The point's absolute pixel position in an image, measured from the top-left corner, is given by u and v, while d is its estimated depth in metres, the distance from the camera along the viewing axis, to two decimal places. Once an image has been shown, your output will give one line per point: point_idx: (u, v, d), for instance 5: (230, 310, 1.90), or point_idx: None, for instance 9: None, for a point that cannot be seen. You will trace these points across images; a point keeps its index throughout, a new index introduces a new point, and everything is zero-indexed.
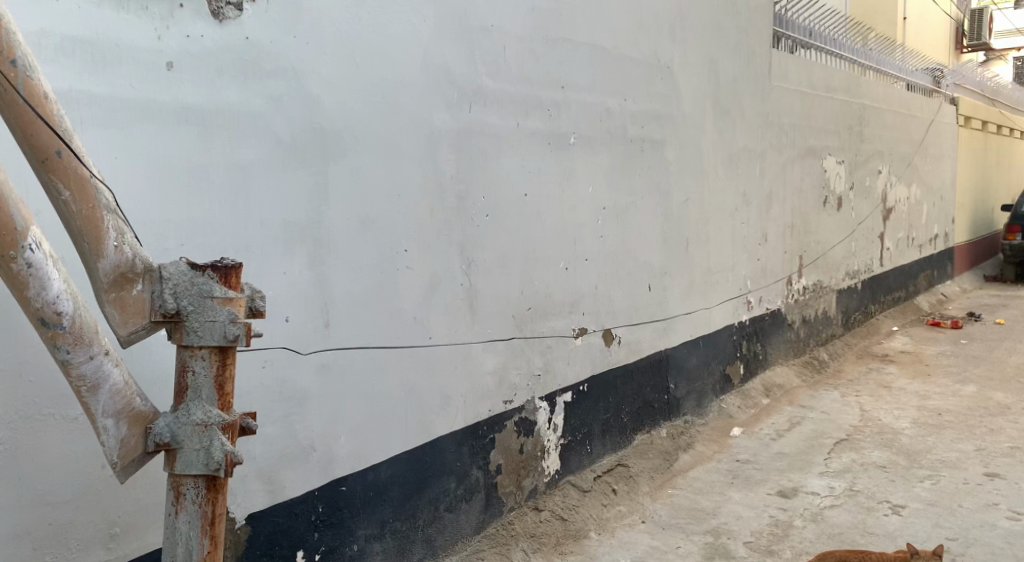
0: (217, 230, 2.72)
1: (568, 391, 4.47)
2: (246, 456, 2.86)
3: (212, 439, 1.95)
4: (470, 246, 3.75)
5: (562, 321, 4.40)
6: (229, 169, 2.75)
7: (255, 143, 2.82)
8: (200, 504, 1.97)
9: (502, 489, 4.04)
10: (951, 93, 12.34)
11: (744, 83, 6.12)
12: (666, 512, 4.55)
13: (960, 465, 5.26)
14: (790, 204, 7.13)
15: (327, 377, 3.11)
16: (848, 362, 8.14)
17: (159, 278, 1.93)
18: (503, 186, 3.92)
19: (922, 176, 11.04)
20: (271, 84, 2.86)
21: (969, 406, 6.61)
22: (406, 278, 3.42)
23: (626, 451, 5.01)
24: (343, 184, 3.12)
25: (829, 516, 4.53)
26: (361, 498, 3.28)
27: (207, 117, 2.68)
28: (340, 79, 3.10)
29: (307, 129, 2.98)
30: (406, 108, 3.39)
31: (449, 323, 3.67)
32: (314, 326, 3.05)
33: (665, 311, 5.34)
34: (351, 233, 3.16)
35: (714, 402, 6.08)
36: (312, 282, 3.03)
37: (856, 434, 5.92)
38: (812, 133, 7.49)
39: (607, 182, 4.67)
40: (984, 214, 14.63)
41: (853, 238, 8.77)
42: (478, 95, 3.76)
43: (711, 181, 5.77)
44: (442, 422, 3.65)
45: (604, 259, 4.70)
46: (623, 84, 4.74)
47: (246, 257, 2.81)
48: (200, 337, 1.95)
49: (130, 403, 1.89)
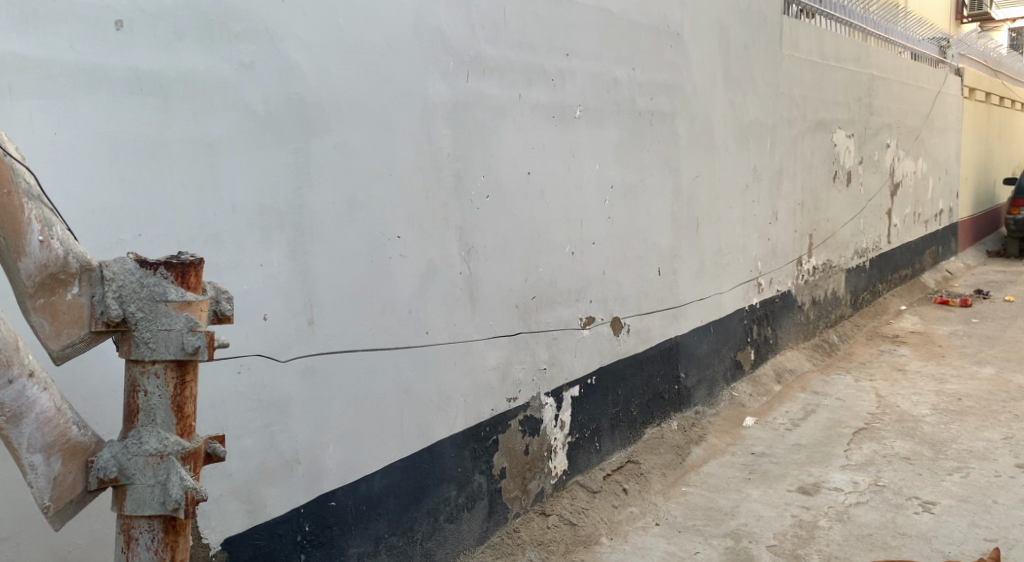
0: (182, 216, 2.37)
1: (575, 385, 4.14)
2: (221, 474, 2.52)
3: (169, 474, 1.61)
4: (469, 229, 3.40)
5: (568, 310, 4.06)
6: (194, 145, 2.39)
7: (223, 116, 2.45)
8: (157, 550, 1.64)
9: (507, 494, 3.72)
10: (957, 64, 11.95)
11: (754, 51, 5.75)
12: (681, 513, 4.24)
13: (989, 456, 4.96)
14: (801, 179, 6.78)
15: (312, 382, 2.76)
16: (858, 343, 7.83)
17: (100, 280, 1.59)
18: (504, 164, 3.57)
19: (928, 149, 10.69)
20: (241, 46, 2.49)
21: (990, 390, 6.30)
22: (399, 267, 3.08)
23: (635, 446, 4.69)
24: (326, 163, 2.76)
25: (856, 515, 4.22)
26: (353, 514, 2.95)
27: (165, 85, 2.31)
28: (322, 43, 2.74)
29: (284, 100, 2.62)
30: (396, 77, 3.02)
31: (448, 315, 3.33)
32: (296, 323, 2.70)
33: (675, 297, 5.00)
34: (337, 218, 2.81)
35: (725, 391, 5.76)
36: (292, 274, 2.68)
37: (875, 422, 5.61)
38: (822, 106, 7.13)
39: (615, 158, 4.32)
40: (987, 187, 14.31)
41: (861, 215, 8.44)
42: (476, 62, 3.40)
43: (722, 157, 5.41)
44: (442, 424, 3.32)
45: (612, 241, 4.36)
46: (631, 51, 4.37)
47: (216, 247, 2.46)
48: (152, 350, 1.62)
49: (64, 434, 1.55)
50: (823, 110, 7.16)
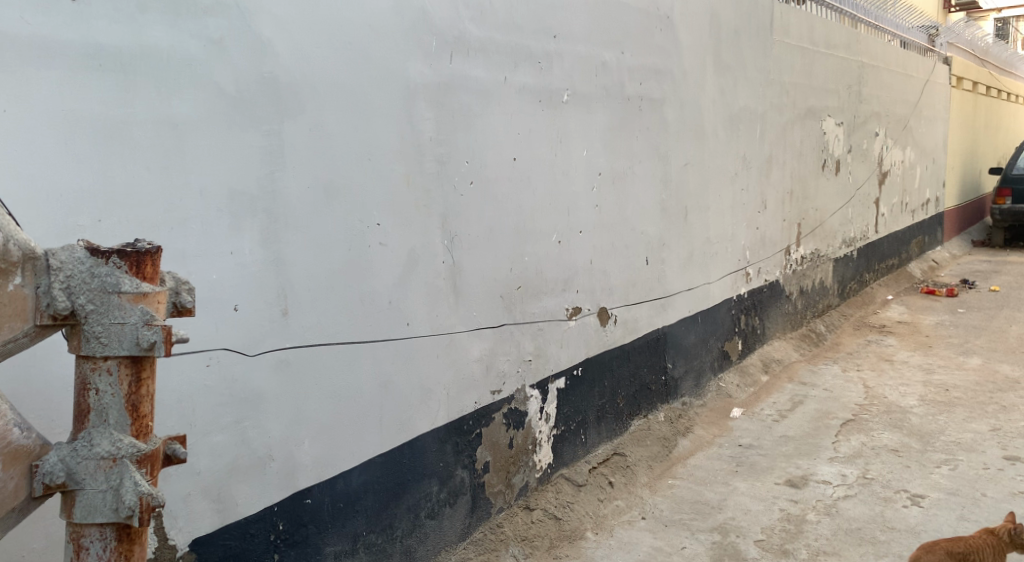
0: (147, 201, 2.24)
1: (561, 377, 4.04)
2: (190, 471, 2.40)
3: (122, 478, 1.50)
4: (452, 216, 3.28)
5: (554, 301, 3.95)
6: (159, 126, 2.26)
7: (191, 95, 2.33)
8: (109, 559, 1.53)
9: (491, 489, 3.62)
10: (946, 53, 11.87)
11: (745, 36, 5.64)
12: (668, 507, 4.15)
13: (977, 448, 4.89)
14: (790, 167, 6.68)
15: (285, 375, 2.65)
16: (845, 334, 7.76)
17: (46, 269, 1.47)
18: (489, 149, 3.46)
19: (916, 138, 10.63)
20: (210, 22, 2.36)
21: (977, 381, 6.24)
22: (379, 256, 2.96)
23: (622, 438, 4.60)
24: (302, 147, 2.64)
25: (844, 509, 4.14)
26: (330, 511, 2.84)
27: (127, 61, 2.18)
28: (297, 21, 2.61)
29: (256, 80, 2.49)
30: (376, 58, 2.90)
31: (430, 306, 3.22)
32: (270, 314, 2.59)
33: (663, 286, 4.91)
34: (313, 204, 2.69)
35: (712, 382, 5.67)
36: (266, 262, 2.56)
37: (862, 413, 5.54)
38: (811, 93, 7.03)
39: (603, 145, 4.20)
40: (973, 177, 14.29)
41: (850, 203, 8.38)
42: (460, 43, 3.27)
43: (711, 143, 5.31)
44: (423, 419, 3.21)
45: (600, 229, 4.25)
46: (620, 34, 4.26)
47: (183, 235, 2.34)
48: (104, 345, 1.52)
49: (5, 437, 1.43)
50: (813, 97, 7.06)
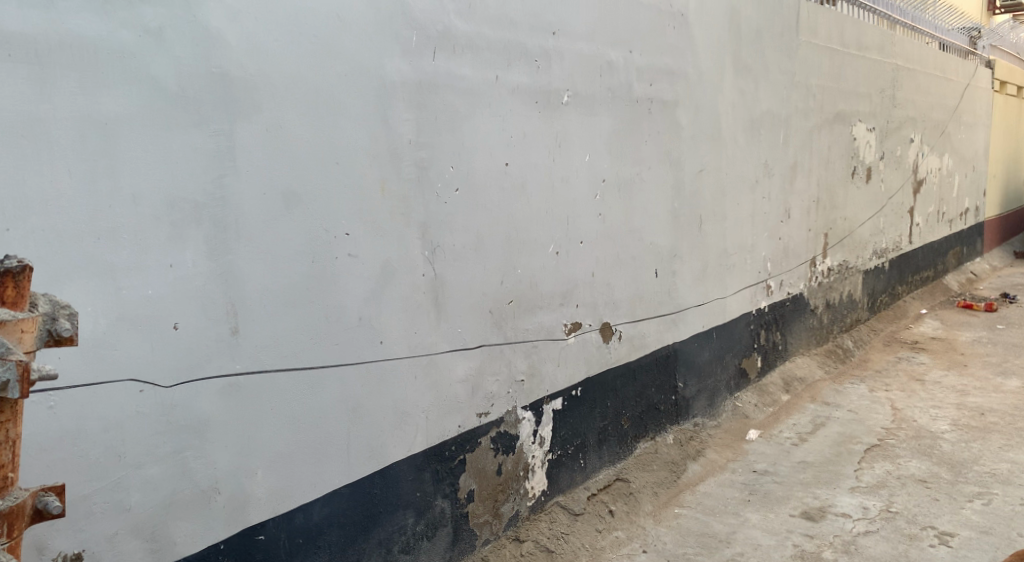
0: (65, 208, 2.02)
1: (557, 398, 3.77)
2: (118, 507, 2.18)
3: None
4: (434, 225, 3.03)
5: (551, 316, 3.69)
6: (84, 124, 2.04)
7: (123, 91, 2.10)
8: None
9: (475, 519, 3.36)
10: (988, 56, 11.39)
11: (767, 36, 5.32)
12: (671, 539, 3.86)
13: (1014, 481, 4.53)
14: (816, 174, 6.34)
15: (235, 400, 2.41)
16: (874, 350, 7.39)
17: None
18: (477, 153, 3.20)
19: (954, 146, 10.18)
20: (146, 10, 2.13)
21: (1015, 404, 5.86)
22: (347, 268, 2.71)
23: (626, 463, 4.31)
24: (256, 149, 2.40)
25: (865, 547, 3.82)
26: (287, 548, 2.60)
27: (44, 51, 1.97)
28: (250, 11, 2.37)
29: (203, 75, 2.26)
30: (346, 52, 2.65)
31: (408, 322, 2.96)
32: (217, 333, 2.35)
33: (674, 301, 4.61)
34: (269, 211, 2.45)
35: (727, 401, 5.36)
36: (212, 276, 2.33)
37: (889, 438, 5.20)
38: (841, 97, 6.69)
39: (607, 150, 3.92)
40: (1016, 187, 13.74)
41: (882, 213, 8.00)
42: (445, 39, 3.03)
43: (729, 149, 5.00)
44: (398, 445, 2.96)
45: (604, 239, 3.98)
46: (628, 32, 3.98)
47: (113, 247, 2.11)
48: None
49: None
50: (842, 101, 6.72)
